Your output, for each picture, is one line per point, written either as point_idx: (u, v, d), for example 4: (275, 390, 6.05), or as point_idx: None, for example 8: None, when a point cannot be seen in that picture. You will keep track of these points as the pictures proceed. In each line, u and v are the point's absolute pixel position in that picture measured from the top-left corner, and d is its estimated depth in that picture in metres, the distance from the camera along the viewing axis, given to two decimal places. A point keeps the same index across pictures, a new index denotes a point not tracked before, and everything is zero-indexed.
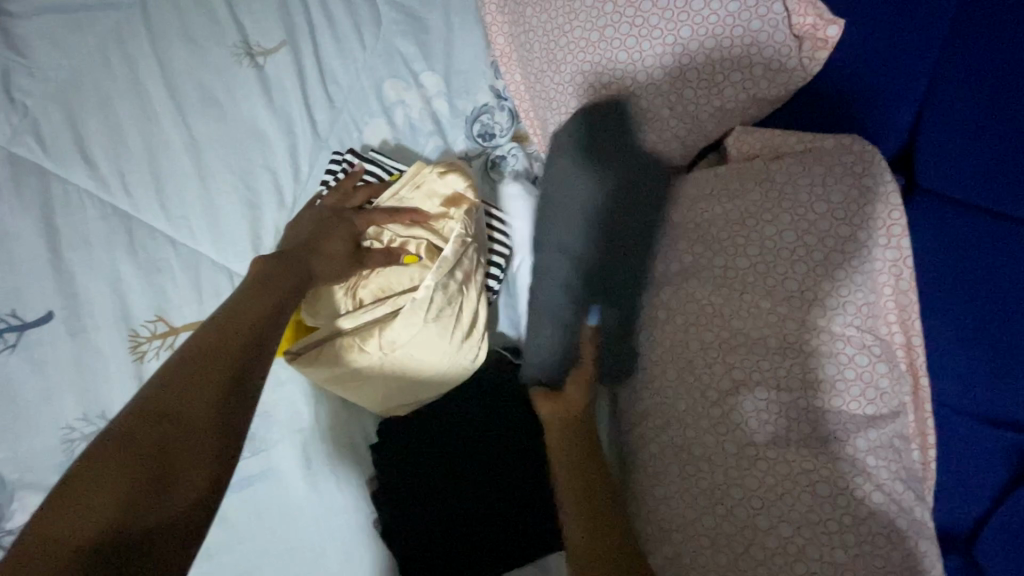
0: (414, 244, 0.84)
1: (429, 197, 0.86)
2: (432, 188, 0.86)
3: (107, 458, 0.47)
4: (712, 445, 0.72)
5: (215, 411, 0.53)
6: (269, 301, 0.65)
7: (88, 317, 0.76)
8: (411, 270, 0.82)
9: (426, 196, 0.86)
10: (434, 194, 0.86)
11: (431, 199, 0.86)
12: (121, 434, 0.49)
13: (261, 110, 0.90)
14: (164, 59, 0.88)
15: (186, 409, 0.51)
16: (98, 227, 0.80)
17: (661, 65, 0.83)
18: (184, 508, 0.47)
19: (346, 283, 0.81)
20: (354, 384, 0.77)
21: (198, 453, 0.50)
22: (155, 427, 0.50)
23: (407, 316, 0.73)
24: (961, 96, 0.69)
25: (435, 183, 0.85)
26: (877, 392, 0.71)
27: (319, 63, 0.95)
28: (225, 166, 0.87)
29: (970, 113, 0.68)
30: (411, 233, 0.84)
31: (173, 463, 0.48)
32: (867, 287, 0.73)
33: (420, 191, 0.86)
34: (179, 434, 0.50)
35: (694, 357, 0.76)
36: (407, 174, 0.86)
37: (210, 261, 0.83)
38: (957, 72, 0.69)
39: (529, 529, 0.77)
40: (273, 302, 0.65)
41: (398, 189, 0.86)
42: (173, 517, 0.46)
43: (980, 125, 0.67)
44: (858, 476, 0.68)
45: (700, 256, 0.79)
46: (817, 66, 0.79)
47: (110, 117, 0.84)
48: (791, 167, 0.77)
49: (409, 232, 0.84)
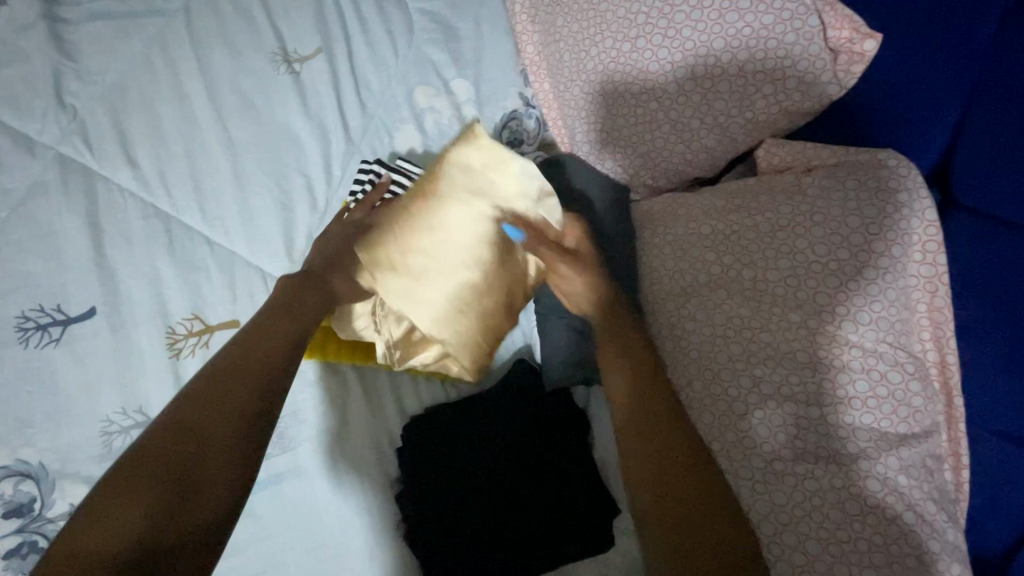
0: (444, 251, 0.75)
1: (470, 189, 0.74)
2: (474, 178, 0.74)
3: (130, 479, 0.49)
4: (738, 458, 0.72)
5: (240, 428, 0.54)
6: (301, 321, 0.67)
7: (128, 313, 0.78)
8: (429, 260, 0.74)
9: (471, 187, 0.74)
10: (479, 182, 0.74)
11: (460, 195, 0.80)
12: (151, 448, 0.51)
13: (297, 115, 0.92)
14: (206, 64, 0.90)
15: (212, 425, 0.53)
16: (140, 226, 0.82)
17: (692, 76, 0.84)
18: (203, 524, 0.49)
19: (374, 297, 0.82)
20: (424, 274, 0.74)
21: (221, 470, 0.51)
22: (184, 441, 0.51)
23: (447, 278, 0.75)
24: (999, 118, 0.68)
25: (480, 170, 0.74)
26: (910, 409, 0.71)
27: (353, 69, 0.97)
28: (261, 169, 0.89)
29: (993, 140, 0.69)
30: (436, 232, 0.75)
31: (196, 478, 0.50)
32: (900, 303, 0.72)
33: (461, 183, 0.74)
34: (205, 450, 0.51)
35: (721, 369, 0.76)
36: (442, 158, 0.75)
37: (244, 262, 0.85)
38: (998, 91, 0.69)
39: (544, 536, 0.77)
40: (305, 322, 0.67)
41: None
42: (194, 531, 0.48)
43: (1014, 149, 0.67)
44: (889, 495, 0.67)
45: (729, 268, 0.79)
46: (852, 80, 0.77)
47: (154, 119, 0.87)
48: (823, 181, 0.77)
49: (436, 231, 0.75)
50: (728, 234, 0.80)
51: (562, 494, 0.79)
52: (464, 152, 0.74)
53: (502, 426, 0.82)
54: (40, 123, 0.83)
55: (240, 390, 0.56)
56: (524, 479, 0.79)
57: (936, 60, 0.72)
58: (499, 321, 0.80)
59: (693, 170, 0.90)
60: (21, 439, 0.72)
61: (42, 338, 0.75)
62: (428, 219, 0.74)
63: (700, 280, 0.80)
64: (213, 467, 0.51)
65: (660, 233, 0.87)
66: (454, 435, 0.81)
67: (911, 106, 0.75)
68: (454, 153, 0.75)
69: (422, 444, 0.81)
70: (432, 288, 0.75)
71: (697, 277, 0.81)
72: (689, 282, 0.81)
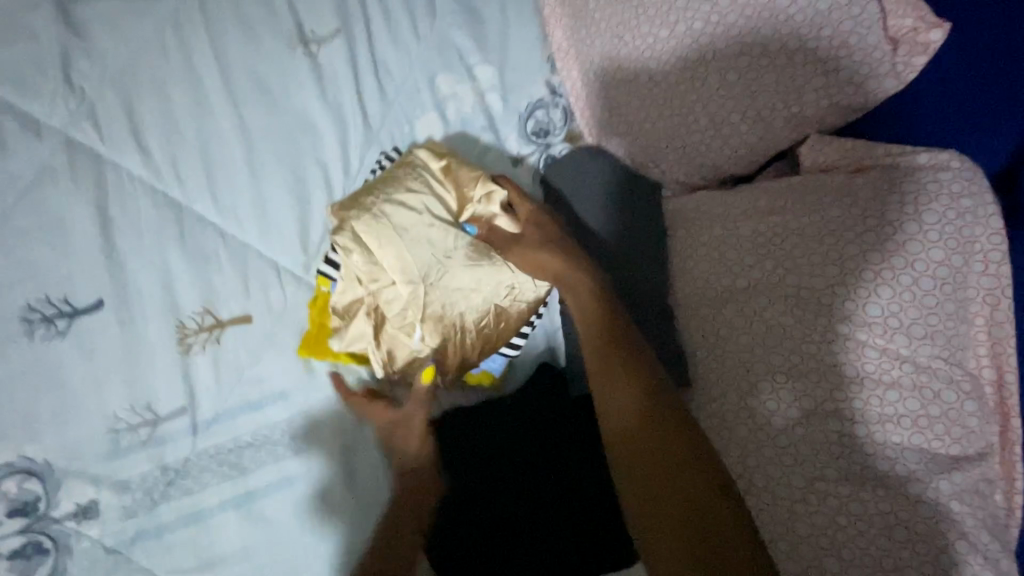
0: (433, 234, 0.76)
1: (432, 185, 0.79)
2: (436, 178, 0.81)
3: None
4: (775, 476, 0.68)
5: None
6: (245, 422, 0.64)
7: (137, 306, 0.75)
8: (403, 239, 0.75)
9: (427, 179, 0.79)
10: (438, 179, 0.80)
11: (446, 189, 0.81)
12: None
13: (314, 101, 0.88)
14: (219, 45, 0.86)
15: None
16: (150, 215, 0.79)
17: (736, 66, 0.78)
18: None
19: (373, 317, 0.77)
20: (388, 243, 0.75)
21: None
22: None
23: (422, 253, 0.75)
24: None
25: (441, 169, 0.81)
26: (963, 431, 0.66)
27: (372, 52, 0.92)
28: (276, 157, 0.85)
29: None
30: (416, 215, 0.76)
31: None
32: (958, 317, 0.67)
33: (421, 176, 0.79)
34: None
35: (759, 381, 0.71)
36: (403, 159, 0.81)
37: (257, 254, 0.81)
38: None
39: (571, 554, 0.73)
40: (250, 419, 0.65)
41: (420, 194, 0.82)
42: None
43: None
44: (942, 522, 0.63)
45: (771, 273, 0.74)
46: (913, 72, 0.72)
47: (165, 103, 0.83)
48: (877, 182, 0.71)
49: (422, 217, 0.76)
50: (771, 237, 0.75)
51: (588, 508, 0.75)
52: (426, 154, 0.81)
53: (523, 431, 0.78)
54: (47, 104, 0.79)
55: None
56: (549, 493, 0.75)
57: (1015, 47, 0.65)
58: (495, 309, 0.78)
59: (731, 167, 0.85)
60: (27, 435, 0.69)
61: (48, 330, 0.72)
62: (389, 198, 0.77)
63: (739, 285, 0.75)
64: None
65: (696, 233, 0.81)
66: (474, 441, 0.78)
67: (977, 104, 0.69)
68: (416, 156, 0.81)
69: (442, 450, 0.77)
70: (406, 264, 0.75)
71: (735, 282, 0.76)
72: (727, 286, 0.76)
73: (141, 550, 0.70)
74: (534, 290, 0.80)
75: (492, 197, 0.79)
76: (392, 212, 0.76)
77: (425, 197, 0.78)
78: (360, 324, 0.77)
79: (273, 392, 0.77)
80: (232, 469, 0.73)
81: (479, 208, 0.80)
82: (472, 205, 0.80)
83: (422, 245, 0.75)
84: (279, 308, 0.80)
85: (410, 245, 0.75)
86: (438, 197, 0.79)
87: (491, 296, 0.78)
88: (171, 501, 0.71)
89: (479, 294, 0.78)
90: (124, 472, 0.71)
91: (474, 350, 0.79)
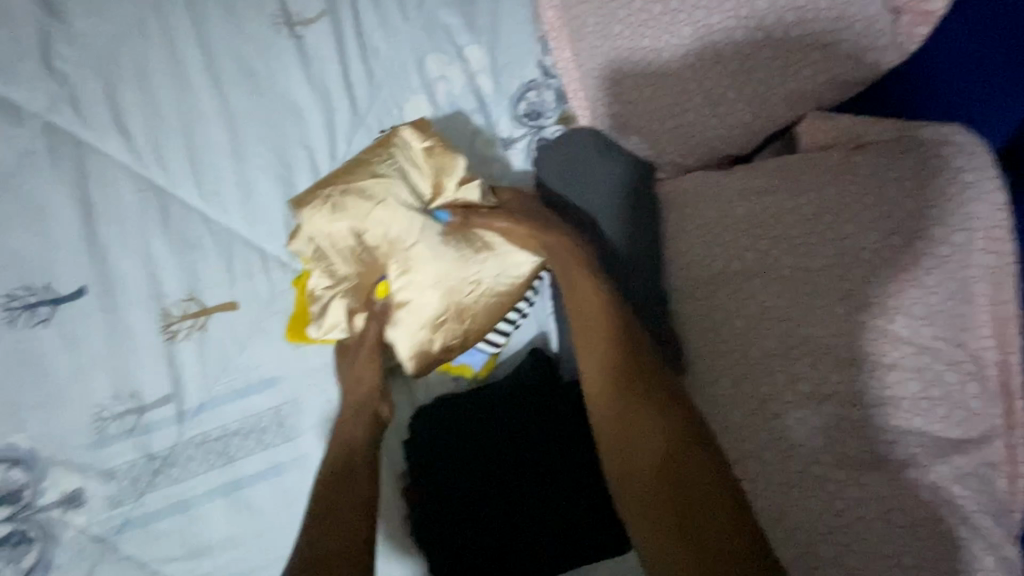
0: (393, 225, 0.74)
1: (405, 172, 0.77)
2: (414, 160, 0.79)
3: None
4: (770, 460, 0.67)
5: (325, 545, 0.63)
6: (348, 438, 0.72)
7: (121, 293, 0.74)
8: (366, 231, 0.74)
9: (400, 165, 0.77)
10: (415, 165, 0.78)
11: (421, 175, 0.78)
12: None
13: (300, 85, 0.86)
14: (202, 28, 0.84)
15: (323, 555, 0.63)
16: (133, 202, 0.77)
17: (731, 41, 0.76)
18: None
19: (348, 305, 0.75)
20: (348, 236, 0.74)
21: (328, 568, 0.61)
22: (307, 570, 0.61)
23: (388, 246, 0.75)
24: None
25: (423, 151, 0.78)
26: (964, 412, 0.64)
27: (359, 34, 0.90)
28: (261, 142, 0.83)
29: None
30: (377, 206, 0.74)
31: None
32: (960, 296, 0.64)
33: (394, 161, 0.77)
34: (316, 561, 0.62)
35: (754, 364, 0.70)
36: (383, 141, 0.79)
37: (243, 241, 0.80)
38: None
39: (563, 539, 0.73)
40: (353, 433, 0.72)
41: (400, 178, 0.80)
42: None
43: None
44: (941, 506, 0.61)
45: (765, 254, 0.72)
46: (913, 44, 0.70)
47: (147, 87, 0.81)
48: (876, 158, 0.69)
49: (383, 208, 0.74)
50: (766, 217, 0.73)
51: (581, 493, 0.74)
52: (408, 134, 0.79)
53: (515, 415, 0.77)
54: (27, 90, 0.77)
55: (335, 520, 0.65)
56: (543, 479, 0.74)
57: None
58: (460, 307, 0.76)
59: (726, 147, 0.82)
60: (12, 424, 0.69)
61: (30, 318, 0.71)
62: (356, 187, 0.75)
63: (733, 268, 0.74)
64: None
65: (688, 216, 0.80)
66: (468, 428, 0.77)
67: (983, 72, 0.66)
68: (395, 139, 0.79)
69: (436, 438, 0.76)
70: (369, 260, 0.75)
71: (729, 265, 0.75)
72: (720, 269, 0.75)
73: (127, 539, 0.69)
74: (508, 282, 0.78)
75: (466, 184, 0.78)
76: (357, 199, 0.74)
77: (394, 181, 0.76)
78: (334, 312, 0.74)
79: (261, 379, 0.75)
80: (219, 457, 0.72)
81: (450, 197, 0.78)
82: (444, 194, 0.78)
83: (382, 236, 0.74)
84: (266, 294, 0.78)
85: (370, 237, 0.74)
86: (409, 182, 0.77)
87: (455, 289, 0.75)
88: (157, 490, 0.70)
89: (441, 291, 0.75)
90: (110, 461, 0.70)
91: (439, 347, 0.77)
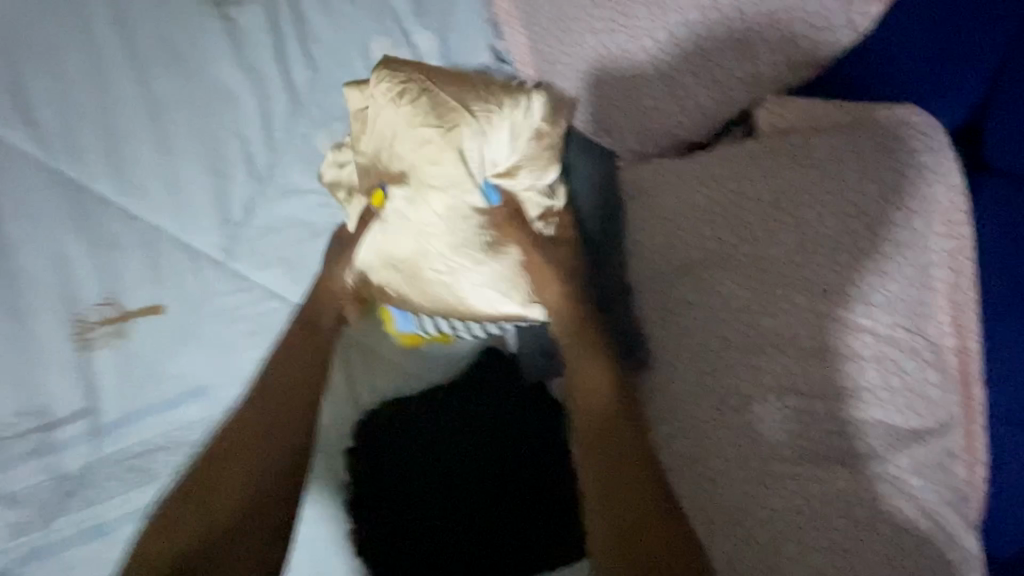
0: (427, 131, 0.60)
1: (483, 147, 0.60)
2: (513, 127, 0.61)
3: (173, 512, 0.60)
4: (732, 458, 0.64)
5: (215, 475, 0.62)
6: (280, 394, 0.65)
7: (29, 299, 0.67)
8: (405, 121, 0.61)
9: (484, 125, 0.60)
10: (510, 136, 0.61)
11: (502, 145, 0.61)
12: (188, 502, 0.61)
13: (231, 68, 0.79)
14: (120, 6, 0.77)
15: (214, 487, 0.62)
16: (42, 197, 0.70)
17: (687, 22, 0.74)
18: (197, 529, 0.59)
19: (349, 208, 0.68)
20: (389, 125, 0.62)
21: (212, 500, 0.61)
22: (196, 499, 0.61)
23: (411, 144, 0.61)
24: None
25: (531, 130, 0.61)
26: (924, 402, 0.62)
27: (299, 15, 0.84)
28: (188, 131, 0.76)
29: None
30: (440, 120, 0.59)
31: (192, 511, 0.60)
32: (919, 283, 0.63)
33: (497, 118, 0.60)
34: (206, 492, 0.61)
35: (715, 359, 0.67)
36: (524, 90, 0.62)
37: (170, 239, 0.73)
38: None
39: (518, 550, 0.69)
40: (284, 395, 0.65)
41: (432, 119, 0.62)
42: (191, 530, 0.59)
43: None
44: (901, 499, 0.60)
45: (725, 243, 0.69)
46: (870, 25, 0.68)
47: (58, 71, 0.74)
48: (835, 142, 0.67)
49: (444, 123, 0.59)
50: (725, 204, 0.70)
51: (537, 503, 0.70)
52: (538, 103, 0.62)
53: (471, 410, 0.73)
54: None
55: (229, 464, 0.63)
56: (496, 489, 0.70)
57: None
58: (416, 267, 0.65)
59: (688, 133, 0.79)
60: None
61: None
62: (430, 95, 0.61)
63: (693, 258, 0.71)
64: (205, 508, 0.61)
65: (647, 207, 0.76)
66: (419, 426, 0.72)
67: (948, 52, 0.64)
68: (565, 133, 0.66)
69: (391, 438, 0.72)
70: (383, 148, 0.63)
71: (690, 254, 0.71)
72: (681, 260, 0.72)
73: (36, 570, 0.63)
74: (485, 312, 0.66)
75: (537, 193, 0.65)
76: (430, 106, 0.60)
77: (464, 132, 0.60)
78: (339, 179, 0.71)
79: (190, 388, 0.69)
80: (140, 476, 0.66)
81: (513, 186, 0.63)
82: (520, 187, 0.63)
83: (399, 142, 0.62)
84: (195, 296, 0.72)
85: (380, 136, 0.63)
86: (481, 146, 0.60)
87: (429, 256, 0.64)
88: (70, 514, 0.64)
89: (424, 247, 0.64)
90: (17, 483, 0.64)
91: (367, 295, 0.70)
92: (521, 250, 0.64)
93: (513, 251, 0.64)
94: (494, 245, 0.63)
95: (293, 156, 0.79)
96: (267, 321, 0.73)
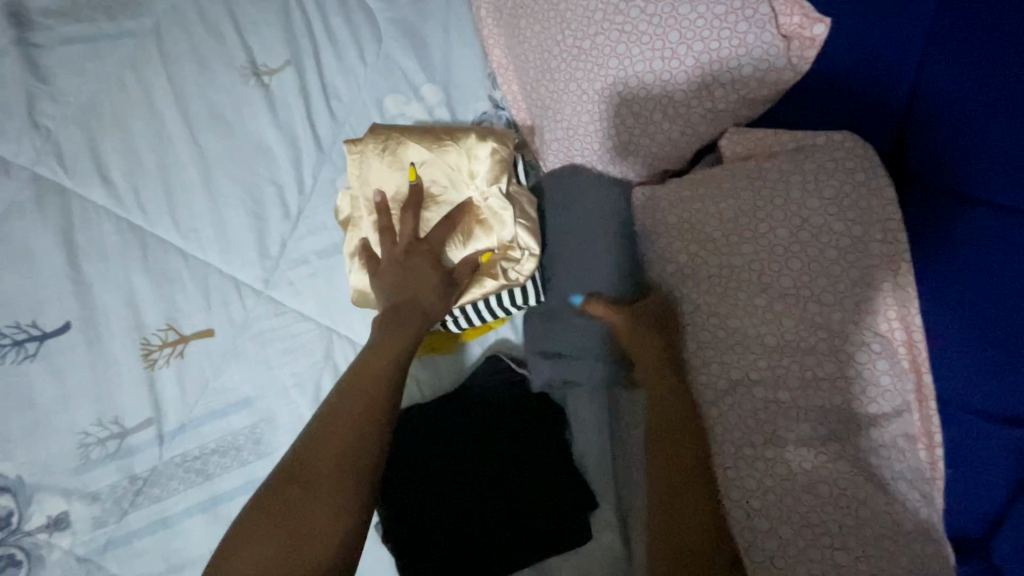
0: (403, 167, 0.86)
1: (447, 171, 0.86)
2: (467, 152, 0.85)
3: (292, 471, 0.63)
4: (709, 445, 0.74)
5: (336, 434, 0.65)
6: (388, 360, 0.72)
7: (103, 328, 0.80)
8: (388, 168, 0.86)
9: (447, 157, 0.86)
10: (467, 158, 0.85)
11: (461, 171, 0.86)
12: (300, 463, 0.64)
13: (268, 127, 0.93)
14: (175, 81, 0.92)
15: (325, 449, 0.64)
16: (114, 241, 0.84)
17: (652, 70, 0.83)
18: (314, 484, 0.62)
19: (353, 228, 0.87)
20: (374, 172, 0.87)
21: (321, 456, 0.63)
22: (305, 460, 0.64)
23: (392, 176, 0.86)
24: (965, 106, 0.66)
25: (479, 147, 0.85)
26: (877, 389, 0.70)
27: (322, 80, 0.98)
28: (233, 181, 0.90)
29: (952, 105, 0.68)
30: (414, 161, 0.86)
31: (305, 464, 0.63)
32: (863, 283, 0.71)
33: (453, 148, 0.86)
34: (319, 448, 0.64)
35: (692, 357, 0.77)
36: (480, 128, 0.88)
37: (219, 272, 0.86)
38: (943, 82, 0.68)
39: (528, 538, 0.79)
40: (392, 360, 0.72)
41: (405, 160, 0.86)
42: (308, 481, 0.62)
43: (1011, 135, 0.62)
44: (861, 475, 0.68)
45: (695, 256, 0.79)
46: (807, 64, 0.78)
47: (126, 136, 0.88)
48: (784, 164, 0.77)
49: (417, 162, 0.86)
50: (694, 222, 0.80)
51: (551, 499, 0.81)
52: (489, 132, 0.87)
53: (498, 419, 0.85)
54: (14, 145, 0.85)
55: (344, 426, 0.66)
56: (501, 479, 0.81)
57: (908, 25, 0.70)
58: (404, 253, 0.81)
59: (662, 162, 0.90)
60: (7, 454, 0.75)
61: (19, 353, 0.77)
62: (402, 142, 0.87)
63: (668, 269, 0.81)
64: (315, 459, 0.63)
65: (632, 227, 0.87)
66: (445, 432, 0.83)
67: (872, 89, 0.75)
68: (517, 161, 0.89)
69: (416, 447, 0.82)
70: (371, 188, 0.87)
71: (666, 267, 0.82)
72: (659, 271, 0.83)
73: (110, 557, 0.75)
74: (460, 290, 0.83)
75: (496, 193, 0.84)
76: (399, 148, 0.86)
77: (426, 160, 0.86)
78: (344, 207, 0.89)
79: (238, 400, 0.82)
80: (198, 475, 0.79)
81: (471, 193, 0.86)
82: (477, 193, 0.86)
83: (383, 176, 0.87)
84: (241, 320, 0.85)
85: (371, 176, 0.87)
86: (446, 174, 0.86)
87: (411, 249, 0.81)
88: (139, 510, 0.77)
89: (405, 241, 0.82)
90: (92, 484, 0.76)
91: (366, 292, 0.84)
92: (484, 246, 0.85)
93: (478, 249, 0.85)
94: (462, 237, 0.84)
95: (321, 199, 0.92)
96: (302, 339, 0.86)
